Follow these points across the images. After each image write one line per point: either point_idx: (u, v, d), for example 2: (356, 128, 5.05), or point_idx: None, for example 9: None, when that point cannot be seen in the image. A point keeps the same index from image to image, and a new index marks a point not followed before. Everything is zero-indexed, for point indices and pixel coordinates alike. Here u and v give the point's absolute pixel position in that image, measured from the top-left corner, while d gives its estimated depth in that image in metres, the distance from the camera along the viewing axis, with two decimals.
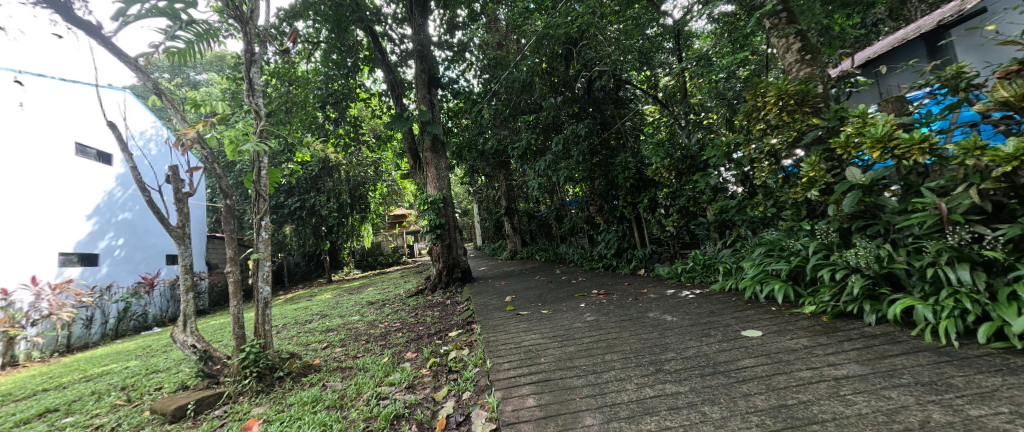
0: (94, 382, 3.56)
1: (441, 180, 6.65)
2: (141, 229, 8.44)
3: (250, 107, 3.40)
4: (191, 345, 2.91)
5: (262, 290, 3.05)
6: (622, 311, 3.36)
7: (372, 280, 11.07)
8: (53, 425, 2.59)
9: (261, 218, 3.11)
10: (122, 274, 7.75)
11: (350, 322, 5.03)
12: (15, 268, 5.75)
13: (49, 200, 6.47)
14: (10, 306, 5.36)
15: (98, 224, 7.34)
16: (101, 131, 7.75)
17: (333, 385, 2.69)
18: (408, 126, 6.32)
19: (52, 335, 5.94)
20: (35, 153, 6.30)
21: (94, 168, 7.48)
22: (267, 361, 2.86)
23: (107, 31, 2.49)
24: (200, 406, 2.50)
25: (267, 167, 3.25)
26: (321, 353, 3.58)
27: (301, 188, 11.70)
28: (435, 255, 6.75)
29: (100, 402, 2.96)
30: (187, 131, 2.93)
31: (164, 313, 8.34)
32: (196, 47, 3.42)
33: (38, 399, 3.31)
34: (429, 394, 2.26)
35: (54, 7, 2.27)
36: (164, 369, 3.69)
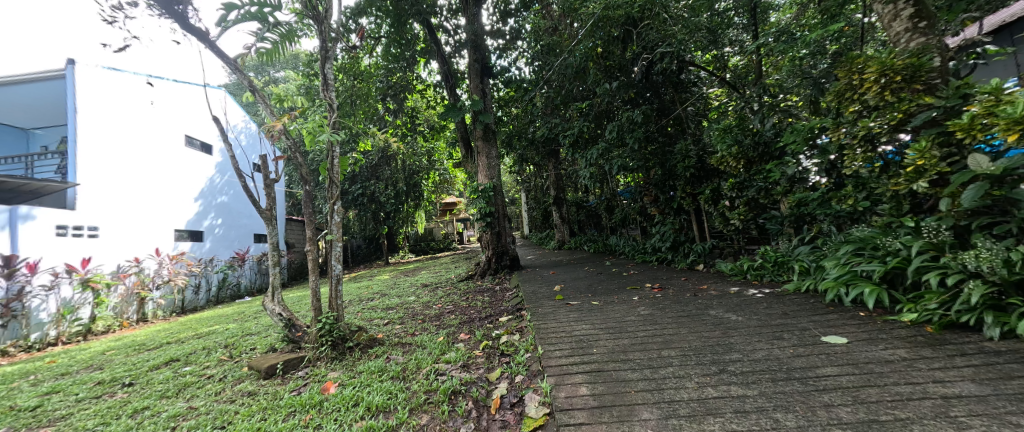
0: (203, 340, 4.21)
1: (492, 169, 6.76)
2: (235, 211, 9.64)
3: (324, 101, 3.71)
4: (278, 313, 3.30)
5: (335, 267, 3.36)
6: (680, 307, 3.20)
7: (425, 264, 11.68)
8: (178, 372, 3.12)
9: (333, 204, 3.42)
10: (221, 249, 8.97)
11: (407, 302, 5.38)
12: (144, 240, 6.90)
13: (168, 183, 7.66)
14: (142, 272, 6.49)
15: (203, 206, 8.55)
16: (205, 125, 8.95)
17: (396, 358, 2.92)
18: (461, 116, 6.48)
19: (171, 299, 7.07)
20: (157, 144, 7.46)
21: (200, 157, 8.68)
22: (340, 332, 3.16)
23: (213, 36, 2.84)
24: (287, 367, 2.85)
25: (339, 155, 3.54)
26: (383, 329, 3.87)
27: (363, 175, 12.58)
28: (485, 242, 6.92)
29: (210, 356, 3.50)
30: (275, 124, 3.30)
31: (253, 284, 9.56)
32: (281, 46, 3.80)
33: (164, 349, 4.01)
34: (484, 374, 2.35)
35: (174, 18, 2.63)
36: (256, 332, 4.26)
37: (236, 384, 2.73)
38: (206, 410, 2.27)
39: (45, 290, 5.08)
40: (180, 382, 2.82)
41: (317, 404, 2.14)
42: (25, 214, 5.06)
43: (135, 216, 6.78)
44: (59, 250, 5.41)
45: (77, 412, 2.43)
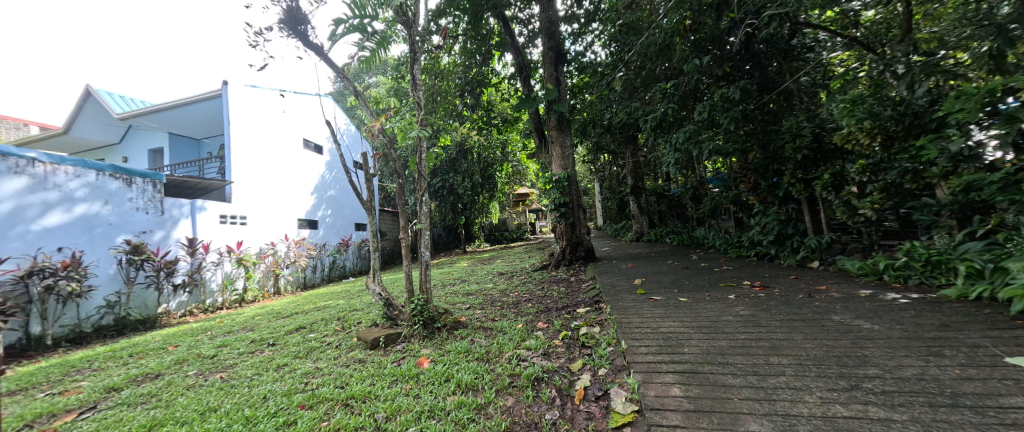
0: (320, 312, 4.96)
1: (566, 158, 6.62)
2: (341, 203, 11.05)
3: (412, 100, 4.02)
4: (378, 292, 3.70)
5: (424, 253, 3.64)
6: (790, 310, 2.79)
7: (501, 253, 12.07)
8: (305, 337, 3.73)
9: (421, 195, 3.69)
10: (331, 236, 10.38)
11: (485, 288, 5.63)
12: (277, 228, 8.31)
13: (292, 180, 9.08)
14: (276, 253, 7.86)
15: (317, 199, 9.98)
16: (317, 129, 10.36)
17: (479, 340, 3.08)
18: (535, 106, 6.44)
19: (296, 276, 8.45)
20: (282, 147, 8.87)
21: (313, 157, 10.10)
22: (430, 313, 3.42)
23: (326, 49, 3.23)
24: (387, 341, 3.21)
25: (426, 150, 3.79)
26: (465, 313, 4.11)
27: (444, 169, 13.39)
28: (559, 232, 6.83)
29: (327, 326, 4.11)
30: (374, 124, 3.67)
31: (356, 267, 10.93)
32: (377, 53, 4.19)
33: (294, 318, 4.83)
34: (565, 364, 2.34)
35: (298, 36, 3.06)
36: (359, 308, 4.88)
37: (348, 351, 3.16)
38: (328, 371, 2.67)
39: (214, 265, 6.46)
40: (308, 346, 3.37)
41: (415, 376, 2.37)
42: (201, 206, 6.47)
43: (270, 207, 8.19)
44: (221, 234, 6.82)
45: (239, 363, 3.06)
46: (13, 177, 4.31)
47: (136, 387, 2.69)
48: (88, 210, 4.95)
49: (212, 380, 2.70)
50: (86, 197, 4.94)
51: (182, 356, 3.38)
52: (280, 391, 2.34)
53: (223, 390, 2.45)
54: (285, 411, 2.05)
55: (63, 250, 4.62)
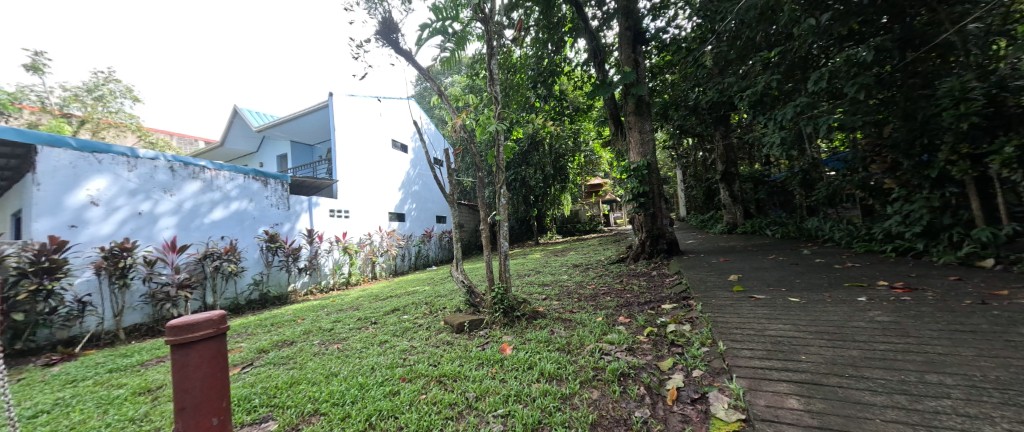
0: (408, 297, 5.44)
1: (645, 145, 6.18)
2: (424, 197, 11.91)
3: (489, 95, 4.11)
4: (461, 280, 3.91)
5: (502, 244, 3.74)
6: (953, 318, 2.24)
7: (574, 245, 11.89)
8: (400, 318, 4.13)
9: (499, 187, 3.78)
10: (417, 228, 11.27)
11: (561, 280, 5.60)
12: (372, 220, 9.30)
13: (383, 177, 10.05)
14: (373, 243, 8.82)
15: (404, 194, 10.89)
16: (403, 130, 11.29)
17: (559, 331, 3.08)
18: (611, 92, 6.06)
19: (389, 264, 9.38)
20: (375, 148, 9.86)
21: (401, 156, 11.04)
22: (509, 302, 3.52)
23: (413, 53, 3.46)
24: (472, 325, 3.39)
25: (503, 143, 3.86)
26: (543, 303, 4.14)
27: (516, 162, 13.52)
28: (637, 224, 6.41)
29: (417, 309, 4.50)
30: (456, 121, 3.85)
31: (439, 256, 11.74)
32: (456, 52, 4.36)
33: (389, 301, 5.39)
34: (653, 361, 2.21)
35: (390, 44, 3.33)
36: (443, 295, 5.24)
37: (437, 333, 3.41)
38: (421, 349, 2.92)
39: (326, 252, 7.50)
40: (403, 326, 3.72)
41: (500, 361, 2.47)
42: (315, 202, 7.54)
43: (366, 202, 9.20)
44: (330, 226, 7.88)
45: (350, 337, 3.51)
46: (192, 181, 5.51)
47: (277, 351, 3.27)
48: (240, 207, 6.10)
49: (331, 350, 3.15)
50: (238, 196, 6.09)
51: (306, 328, 4.00)
52: (384, 364, 2.63)
53: (340, 359, 2.85)
54: (390, 382, 2.30)
55: (225, 239, 5.81)
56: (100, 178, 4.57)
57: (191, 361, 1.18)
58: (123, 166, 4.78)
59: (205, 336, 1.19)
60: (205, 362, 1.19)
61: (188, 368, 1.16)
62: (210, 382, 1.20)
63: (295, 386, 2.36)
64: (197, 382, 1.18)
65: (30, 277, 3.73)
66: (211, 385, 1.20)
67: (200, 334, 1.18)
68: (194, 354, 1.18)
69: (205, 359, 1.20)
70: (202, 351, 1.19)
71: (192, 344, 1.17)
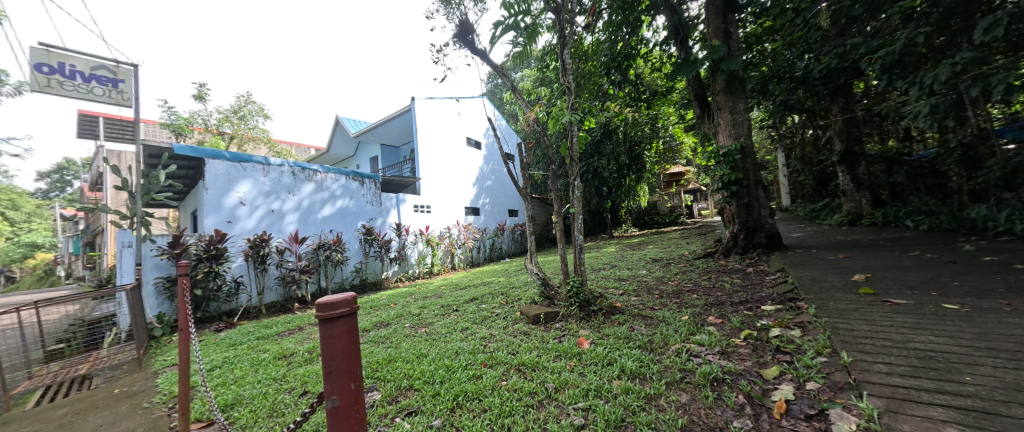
0: (485, 287, 5.70)
1: (738, 126, 5.50)
2: (498, 191, 12.25)
3: (562, 86, 4.04)
4: (535, 272, 3.97)
5: (577, 237, 3.69)
6: None
7: (653, 238, 11.21)
8: (479, 306, 4.36)
9: (573, 179, 3.72)
10: (491, 221, 11.66)
11: (639, 275, 5.34)
12: (450, 214, 9.87)
13: (460, 174, 10.58)
14: (451, 236, 9.39)
15: (479, 189, 11.32)
16: (476, 127, 11.73)
17: (639, 328, 2.95)
18: (695, 70, 5.46)
19: (467, 255, 9.90)
20: (451, 146, 10.43)
21: (475, 152, 11.48)
22: (585, 295, 3.46)
23: (487, 52, 3.55)
24: (547, 318, 3.42)
25: (577, 134, 3.76)
26: (620, 298, 4.00)
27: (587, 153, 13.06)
28: (728, 216, 5.81)
29: (493, 299, 4.69)
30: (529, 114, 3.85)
31: (512, 249, 12.05)
32: (528, 46, 4.36)
33: (468, 290, 5.70)
34: (753, 368, 2.00)
35: (467, 45, 3.46)
36: (518, 286, 5.38)
37: (514, 323, 3.51)
38: (500, 338, 3.04)
39: (412, 244, 8.20)
40: (482, 314, 3.92)
41: (578, 354, 2.46)
42: (402, 198, 8.26)
43: (445, 197, 9.79)
44: (415, 220, 8.57)
45: (435, 322, 3.81)
46: (307, 183, 6.45)
47: (376, 331, 3.70)
48: (344, 204, 6.97)
49: (420, 333, 3.47)
50: (342, 194, 6.97)
51: (399, 312, 4.45)
52: (467, 349, 2.81)
53: (428, 342, 3.11)
54: (473, 367, 2.45)
55: (333, 232, 6.70)
56: (245, 182, 5.62)
57: (331, 328, 0.87)
58: (259, 172, 5.81)
59: (347, 305, 0.86)
60: (343, 338, 0.86)
61: (328, 342, 0.86)
62: (347, 359, 0.87)
63: (393, 363, 2.65)
64: (334, 358, 0.87)
65: (204, 261, 4.81)
66: (347, 363, 0.88)
67: (341, 300, 0.87)
68: (332, 320, 0.86)
69: (342, 332, 0.87)
70: (341, 327, 0.87)
71: (332, 310, 0.85)
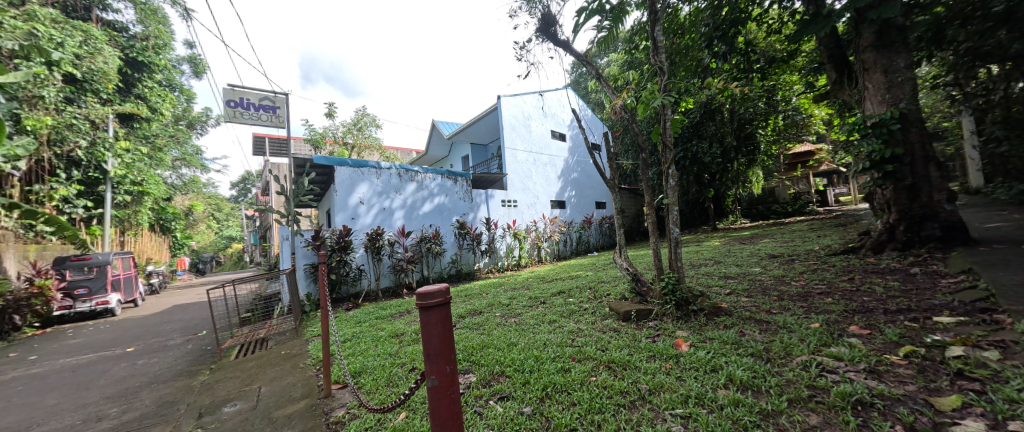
0: (573, 281, 5.64)
1: (897, 87, 4.22)
2: (584, 184, 11.95)
3: (653, 67, 3.73)
4: (625, 267, 3.78)
5: (673, 230, 3.39)
6: None
7: (767, 231, 9.71)
8: (566, 300, 4.33)
9: (668, 168, 3.43)
10: (577, 214, 11.44)
11: (751, 272, 4.68)
12: (537, 208, 10.00)
13: (545, 167, 10.63)
14: (538, 229, 9.53)
15: (565, 182, 11.20)
16: (561, 119, 11.62)
17: (752, 334, 2.59)
18: (830, 26, 4.43)
19: (553, 249, 9.94)
20: (537, 140, 10.55)
21: (560, 145, 11.39)
22: (683, 294, 3.18)
23: (570, 41, 3.48)
24: (639, 315, 3.24)
25: (672, 118, 3.44)
26: (727, 298, 3.56)
27: (685, 137, 11.67)
28: (883, 203, 4.61)
29: (581, 293, 4.61)
30: (616, 101, 3.65)
31: (599, 242, 11.69)
32: (614, 29, 4.13)
33: (556, 283, 5.71)
34: (917, 394, 1.60)
35: (550, 37, 3.44)
36: (607, 281, 5.20)
37: (603, 319, 3.40)
38: (589, 333, 2.99)
39: (501, 237, 8.55)
40: (570, 308, 3.89)
41: (675, 357, 2.28)
42: (491, 193, 8.65)
43: (531, 192, 9.95)
44: (503, 214, 8.91)
45: (524, 313, 3.92)
46: (410, 183, 7.18)
47: (470, 318, 3.97)
48: (440, 201, 7.59)
49: (510, 322, 3.61)
50: (439, 192, 7.59)
51: (490, 301, 4.69)
52: (555, 341, 2.83)
53: (517, 331, 3.22)
54: (561, 359, 2.46)
55: (432, 226, 7.36)
56: (362, 184, 6.51)
57: (429, 316, 0.95)
58: (373, 175, 6.67)
59: (441, 296, 0.93)
60: (439, 325, 0.94)
61: (427, 328, 0.95)
62: (444, 345, 0.95)
63: (486, 349, 2.81)
64: (432, 343, 0.96)
65: (336, 251, 5.79)
66: (443, 349, 0.95)
67: (436, 291, 0.95)
68: (430, 309, 0.95)
69: (437, 319, 0.94)
70: (437, 315, 0.94)
71: (429, 299, 0.94)
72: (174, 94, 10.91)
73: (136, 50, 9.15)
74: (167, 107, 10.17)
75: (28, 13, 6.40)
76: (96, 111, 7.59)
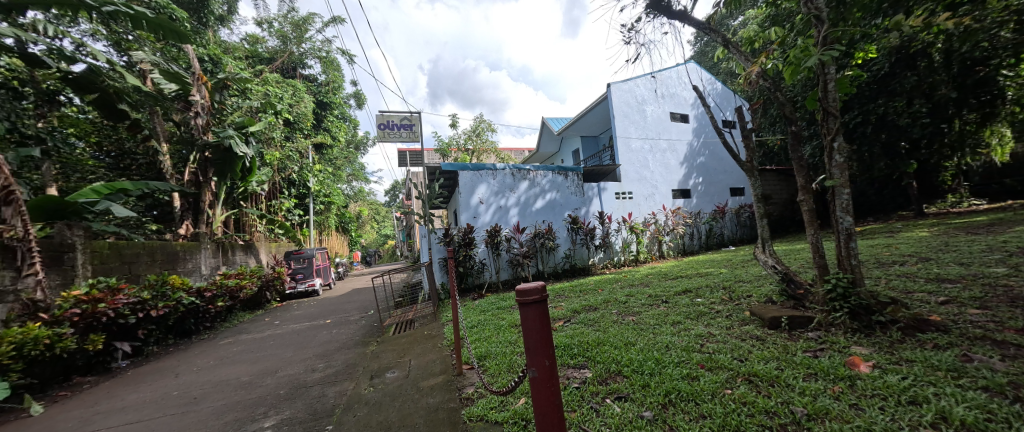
0: (705, 279, 5.03)
1: None
2: (714, 169, 10.47)
3: (807, 16, 3.00)
4: (772, 265, 3.19)
5: (843, 220, 2.69)
6: None
7: (1010, 216, 6.85)
8: (694, 300, 3.90)
9: (831, 139, 2.70)
10: (706, 204, 10.10)
11: (984, 275, 3.37)
12: (655, 199, 9.23)
13: (664, 154, 9.72)
14: (658, 222, 8.81)
15: (689, 169, 10.02)
16: (681, 99, 10.44)
17: (983, 360, 1.88)
18: None
19: (676, 243, 9.05)
20: (653, 125, 9.74)
21: (682, 127, 10.24)
22: (860, 300, 2.51)
23: (688, 10, 3.10)
24: (793, 323, 2.68)
25: (837, 77, 2.71)
26: (937, 310, 2.65)
27: (864, 97, 8.24)
28: None
29: (715, 293, 4.08)
30: (752, 68, 3.08)
31: (736, 235, 10.14)
32: None
33: (683, 281, 5.20)
34: None
35: (663, 11, 3.12)
36: (749, 280, 4.47)
37: (742, 324, 2.94)
38: (723, 339, 2.63)
39: (616, 232, 8.19)
40: (699, 309, 3.48)
41: (847, 379, 1.84)
42: (603, 186, 8.35)
43: (648, 182, 9.25)
44: (617, 208, 8.53)
45: (644, 312, 3.69)
46: (523, 181, 7.47)
47: (585, 314, 3.93)
48: (552, 197, 7.70)
49: (627, 320, 3.44)
50: (550, 187, 7.71)
51: (608, 297, 4.56)
52: (680, 345, 2.58)
53: (636, 331, 3.06)
54: (688, 365, 2.23)
55: (544, 222, 7.53)
56: (481, 185, 7.07)
57: (527, 312, 0.91)
58: (490, 176, 7.18)
59: (538, 293, 0.87)
60: (534, 324, 0.89)
61: (525, 324, 0.91)
62: (542, 341, 0.89)
63: (602, 346, 2.75)
64: (530, 338, 0.92)
65: (462, 247, 6.46)
66: (541, 345, 0.90)
67: (532, 287, 0.89)
68: (527, 305, 0.90)
69: (535, 316, 0.89)
70: (531, 314, 0.89)
71: (527, 296, 0.88)
72: (346, 123, 13.85)
73: (323, 93, 11.91)
74: (343, 134, 12.94)
75: (264, 79, 9.01)
76: (300, 143, 10.03)
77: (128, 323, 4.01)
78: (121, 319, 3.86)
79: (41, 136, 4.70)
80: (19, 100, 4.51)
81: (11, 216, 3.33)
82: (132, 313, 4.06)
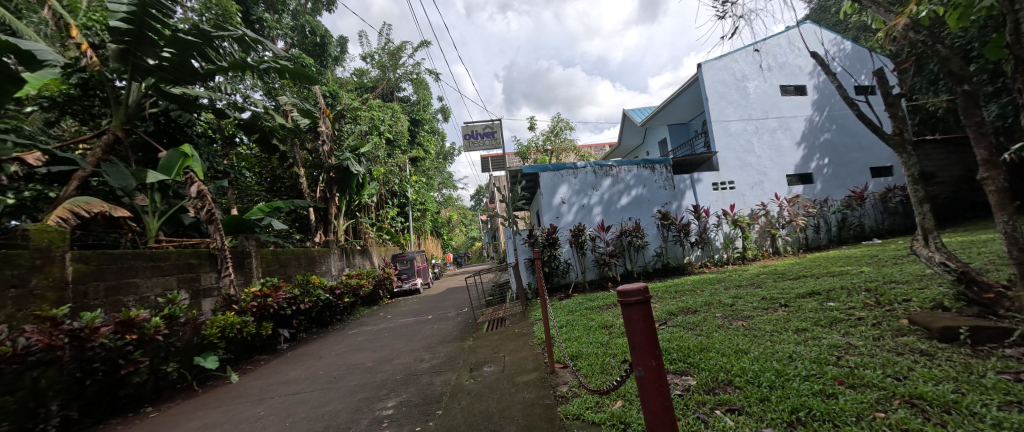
0: (839, 279, 4.23)
1: None
2: (844, 146, 8.73)
3: None
4: (940, 262, 2.55)
5: None
6: None
7: None
8: (823, 305, 3.32)
9: None
10: (835, 189, 8.49)
11: None
12: (764, 188, 8.10)
13: (773, 134, 8.48)
14: (769, 213, 7.71)
15: (809, 149, 8.54)
16: (795, 68, 8.96)
17: None
18: None
19: (796, 237, 7.81)
20: (758, 103, 8.57)
21: (798, 100, 8.78)
22: None
23: None
24: (977, 337, 2.11)
25: None
26: None
27: None
28: None
29: (854, 297, 3.41)
30: (896, 21, 2.50)
31: (880, 225, 8.32)
32: None
33: (807, 281, 4.46)
34: None
35: None
36: (905, 281, 3.63)
37: (897, 335, 2.41)
38: (869, 352, 2.20)
39: (716, 226, 7.41)
40: (831, 316, 2.96)
41: None
42: (698, 178, 7.64)
43: (753, 168, 8.18)
44: (716, 200, 7.73)
45: (755, 317, 3.27)
46: (606, 178, 7.25)
47: (684, 317, 3.65)
48: (639, 192, 7.30)
49: (736, 326, 3.10)
50: (636, 183, 7.32)
51: (710, 299, 4.15)
52: (807, 356, 2.25)
53: (747, 337, 2.74)
54: (821, 380, 1.93)
55: (632, 219, 7.20)
56: (563, 186, 7.08)
57: (630, 313, 0.89)
58: (572, 175, 7.14)
59: (640, 294, 0.84)
60: (638, 326, 0.87)
61: (627, 326, 0.89)
62: (647, 340, 0.86)
63: (706, 353, 2.54)
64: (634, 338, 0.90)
65: (547, 247, 6.55)
66: (647, 345, 0.87)
67: (634, 287, 0.86)
68: (630, 305, 0.88)
69: (637, 316, 0.87)
70: (636, 315, 0.87)
71: (629, 297, 0.86)
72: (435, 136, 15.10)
73: (416, 111, 13.23)
74: (433, 146, 14.15)
75: (370, 105, 10.37)
76: (399, 159, 11.27)
77: (287, 314, 4.99)
78: (282, 310, 4.83)
79: (226, 171, 6.16)
80: (213, 143, 6.01)
81: (213, 231, 4.39)
82: (289, 305, 5.04)
